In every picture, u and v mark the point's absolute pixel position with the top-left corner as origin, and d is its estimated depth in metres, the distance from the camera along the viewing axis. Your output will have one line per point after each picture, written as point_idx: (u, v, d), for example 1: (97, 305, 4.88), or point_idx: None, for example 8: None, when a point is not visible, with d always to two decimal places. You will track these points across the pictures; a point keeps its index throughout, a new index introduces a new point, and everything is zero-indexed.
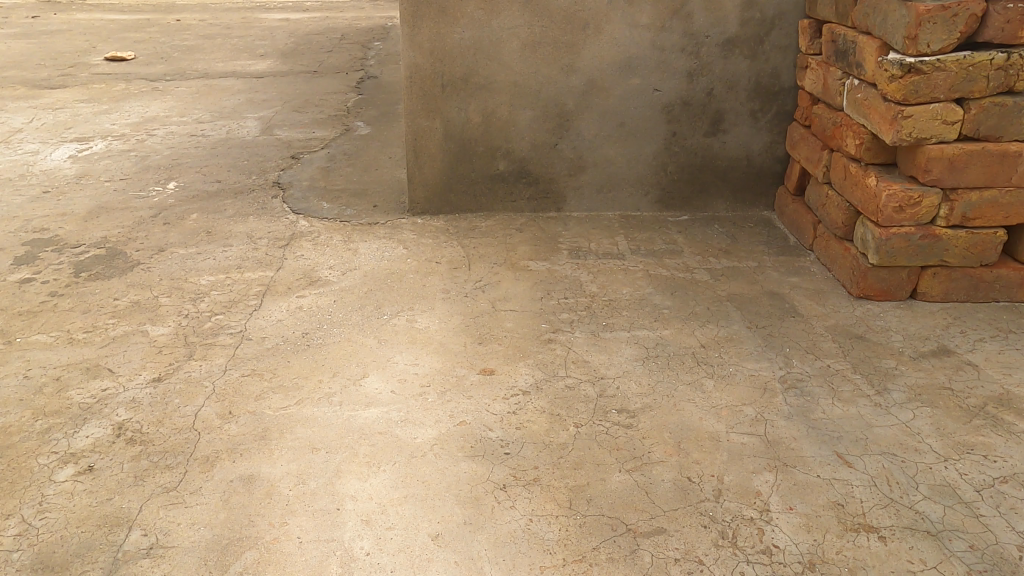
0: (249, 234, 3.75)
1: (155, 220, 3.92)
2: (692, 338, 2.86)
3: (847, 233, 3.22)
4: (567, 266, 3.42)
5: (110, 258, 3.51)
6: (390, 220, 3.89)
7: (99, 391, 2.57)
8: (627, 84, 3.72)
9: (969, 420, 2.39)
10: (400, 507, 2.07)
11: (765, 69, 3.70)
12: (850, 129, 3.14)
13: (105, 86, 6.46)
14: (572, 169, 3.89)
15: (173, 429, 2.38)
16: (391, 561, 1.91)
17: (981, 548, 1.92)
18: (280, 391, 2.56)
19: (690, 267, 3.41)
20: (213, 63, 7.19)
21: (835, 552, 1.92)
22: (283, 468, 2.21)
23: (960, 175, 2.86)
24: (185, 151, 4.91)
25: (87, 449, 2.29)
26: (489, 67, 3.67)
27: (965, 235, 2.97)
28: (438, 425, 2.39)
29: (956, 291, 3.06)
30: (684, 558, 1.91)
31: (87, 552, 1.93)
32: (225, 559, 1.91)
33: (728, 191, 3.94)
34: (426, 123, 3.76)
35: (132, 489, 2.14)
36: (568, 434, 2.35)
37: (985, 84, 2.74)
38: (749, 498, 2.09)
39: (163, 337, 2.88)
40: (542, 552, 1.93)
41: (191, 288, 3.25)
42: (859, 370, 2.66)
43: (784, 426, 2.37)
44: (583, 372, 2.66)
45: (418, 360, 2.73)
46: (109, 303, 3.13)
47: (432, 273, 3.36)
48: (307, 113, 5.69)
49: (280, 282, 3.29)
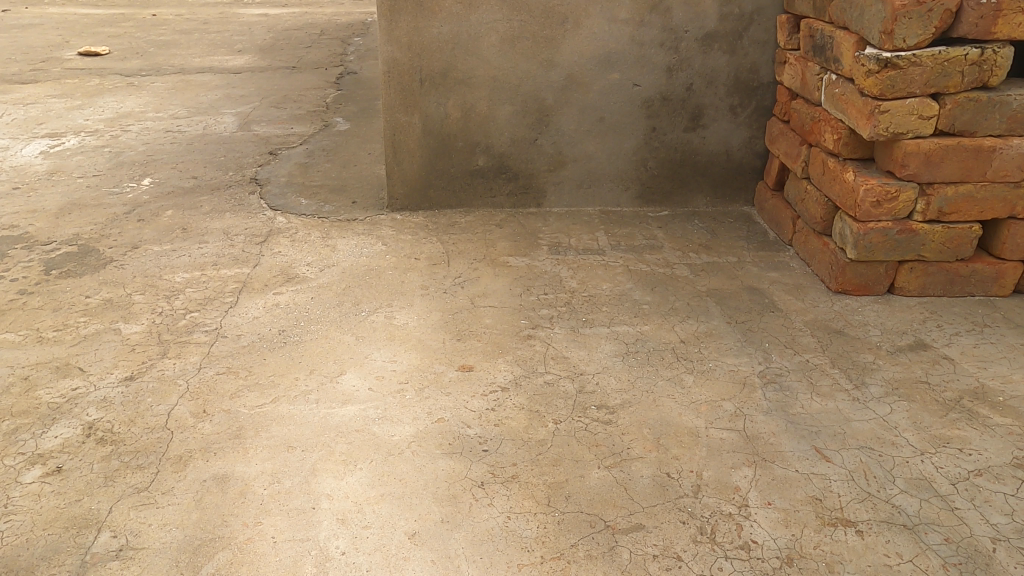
0: (226, 230, 3.70)
1: (129, 217, 3.86)
2: (671, 333, 2.86)
3: (826, 227, 3.23)
4: (547, 262, 3.41)
5: (82, 256, 3.45)
6: (368, 216, 3.85)
7: (69, 390, 2.52)
8: (606, 79, 3.71)
9: (945, 413, 2.40)
10: (377, 505, 2.05)
11: (744, 65, 3.70)
12: (828, 124, 3.15)
13: (78, 81, 6.35)
14: (552, 165, 3.87)
15: (145, 428, 2.34)
16: (367, 561, 1.88)
17: (956, 541, 1.92)
18: (256, 389, 2.52)
19: (670, 263, 3.40)
20: (189, 59, 7.10)
21: (813, 546, 1.92)
22: (258, 467, 2.18)
23: (936, 170, 2.88)
24: (160, 147, 4.84)
25: (55, 450, 2.24)
26: (468, 62, 3.64)
27: (942, 230, 2.98)
28: (416, 422, 2.37)
29: (933, 285, 3.08)
30: (662, 554, 1.89)
31: (54, 555, 1.89)
32: (197, 560, 1.88)
33: (708, 186, 3.94)
34: (404, 119, 3.73)
35: (101, 490, 2.09)
36: (547, 430, 2.33)
37: (960, 79, 2.75)
38: (727, 493, 2.09)
39: (135, 335, 2.83)
40: (519, 550, 1.91)
41: (165, 285, 3.20)
42: (837, 365, 2.66)
43: (762, 421, 2.37)
44: (563, 368, 2.64)
45: (396, 357, 2.71)
46: (81, 300, 3.08)
47: (411, 270, 3.33)
48: (285, 109, 5.63)
49: (257, 279, 3.24)
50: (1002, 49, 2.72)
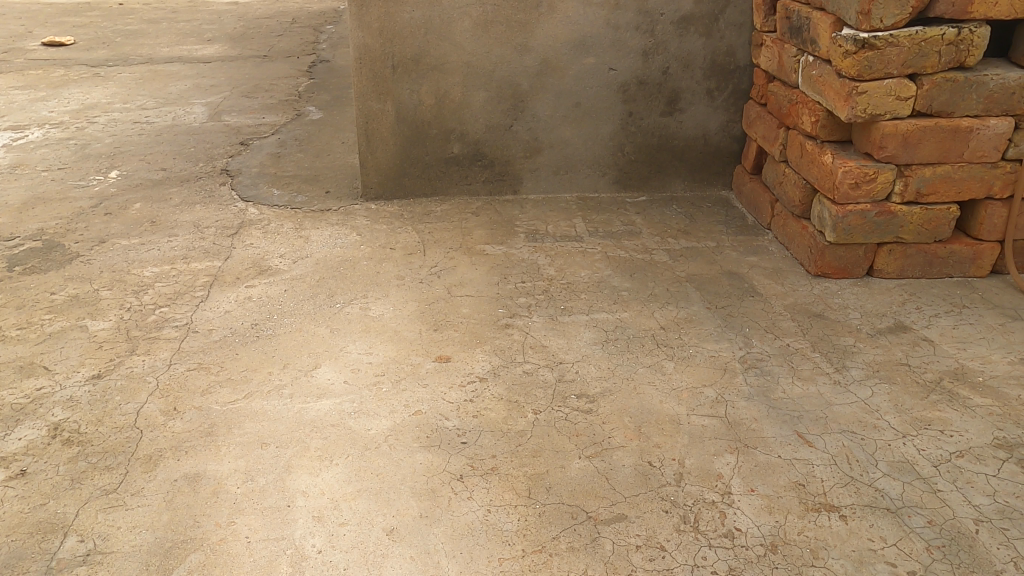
0: (196, 223, 3.61)
1: (95, 210, 3.75)
2: (651, 320, 2.83)
3: (804, 211, 3.22)
4: (524, 249, 3.36)
5: (47, 251, 3.35)
6: (343, 206, 3.78)
7: (34, 390, 2.44)
8: (582, 63, 3.66)
9: (926, 395, 2.39)
10: (353, 502, 2.00)
11: (720, 47, 3.66)
12: (806, 106, 3.12)
13: (42, 73, 6.19)
14: (528, 151, 3.82)
15: (114, 428, 2.27)
16: (344, 558, 1.83)
17: (940, 524, 1.91)
18: (229, 385, 2.46)
19: (649, 248, 3.37)
20: (158, 49, 6.95)
21: (796, 533, 1.90)
22: (231, 465, 2.12)
23: (913, 151, 2.86)
24: (128, 139, 4.73)
25: (20, 452, 2.17)
26: (441, 47, 3.57)
27: (920, 212, 2.97)
28: (392, 415, 2.32)
29: (911, 267, 3.07)
30: (646, 544, 1.87)
31: (18, 562, 1.82)
32: (168, 563, 1.82)
33: (686, 170, 3.91)
34: (377, 106, 3.66)
35: (68, 493, 2.03)
36: (526, 421, 2.29)
37: (937, 59, 2.74)
38: (710, 481, 2.06)
39: (103, 332, 2.75)
40: (501, 544, 1.87)
41: (133, 280, 3.11)
42: (818, 349, 2.65)
43: (744, 407, 2.35)
44: (542, 357, 2.60)
45: (372, 349, 2.65)
46: (46, 297, 2.98)
47: (386, 260, 3.27)
48: (257, 98, 5.52)
49: (229, 272, 3.17)
50: (978, 29, 2.70)
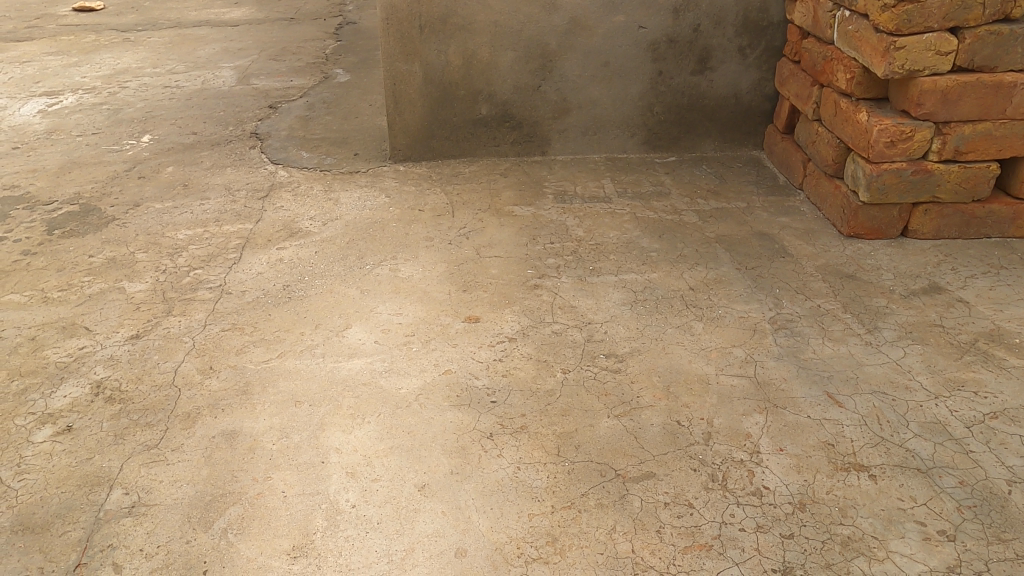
0: (227, 186, 3.65)
1: (129, 174, 3.81)
2: (680, 280, 2.82)
3: (838, 170, 3.16)
4: (553, 211, 3.35)
5: (84, 215, 3.41)
6: (371, 168, 3.79)
7: (76, 349, 2.51)
8: (611, 21, 3.60)
9: (960, 356, 2.37)
10: (386, 458, 2.04)
11: (753, 3, 3.58)
12: (842, 62, 3.05)
13: (73, 38, 6.24)
14: (557, 112, 3.79)
15: (153, 385, 2.33)
16: (378, 513, 1.88)
17: (971, 484, 1.91)
18: (263, 345, 2.51)
19: (678, 210, 3.34)
20: (186, 12, 6.96)
21: (825, 492, 1.90)
22: (266, 422, 2.17)
23: (953, 108, 2.79)
24: (159, 103, 4.77)
25: (65, 409, 2.24)
26: (469, 7, 3.53)
27: (958, 170, 2.90)
28: (423, 374, 2.35)
29: (947, 227, 3.01)
30: (674, 502, 1.89)
31: (68, 513, 1.89)
32: (208, 516, 1.88)
33: (716, 131, 3.85)
34: (404, 68, 3.64)
35: (111, 448, 2.09)
36: (556, 380, 2.31)
37: (981, 11, 2.65)
38: (738, 440, 2.07)
39: (140, 294, 2.81)
40: (530, 500, 1.90)
41: (167, 243, 3.16)
42: (849, 309, 2.62)
43: (774, 367, 2.35)
44: (570, 318, 2.61)
45: (401, 309, 2.68)
46: (84, 260, 3.05)
47: (415, 221, 3.28)
48: (285, 61, 5.52)
49: (260, 234, 3.20)
50: None
